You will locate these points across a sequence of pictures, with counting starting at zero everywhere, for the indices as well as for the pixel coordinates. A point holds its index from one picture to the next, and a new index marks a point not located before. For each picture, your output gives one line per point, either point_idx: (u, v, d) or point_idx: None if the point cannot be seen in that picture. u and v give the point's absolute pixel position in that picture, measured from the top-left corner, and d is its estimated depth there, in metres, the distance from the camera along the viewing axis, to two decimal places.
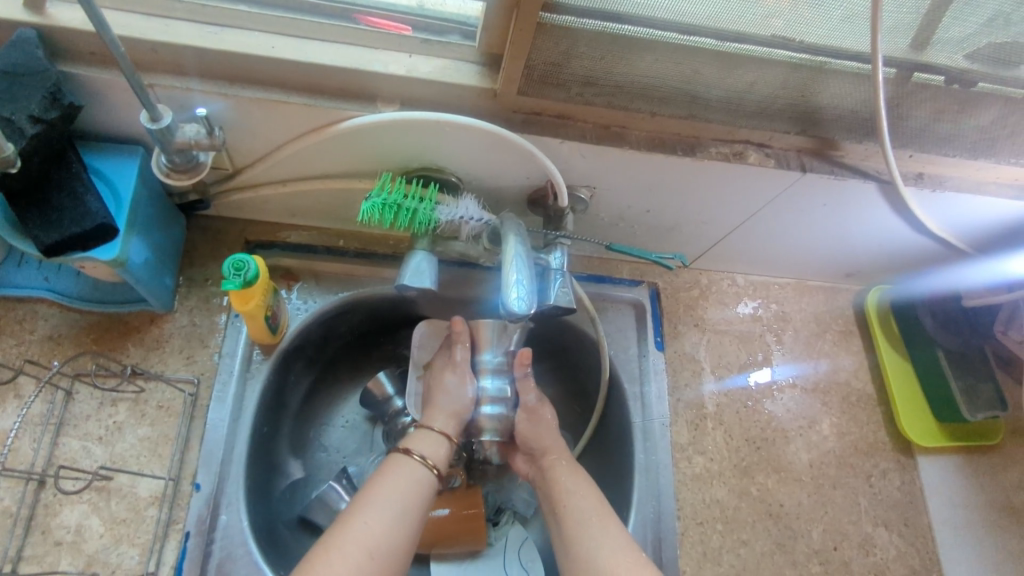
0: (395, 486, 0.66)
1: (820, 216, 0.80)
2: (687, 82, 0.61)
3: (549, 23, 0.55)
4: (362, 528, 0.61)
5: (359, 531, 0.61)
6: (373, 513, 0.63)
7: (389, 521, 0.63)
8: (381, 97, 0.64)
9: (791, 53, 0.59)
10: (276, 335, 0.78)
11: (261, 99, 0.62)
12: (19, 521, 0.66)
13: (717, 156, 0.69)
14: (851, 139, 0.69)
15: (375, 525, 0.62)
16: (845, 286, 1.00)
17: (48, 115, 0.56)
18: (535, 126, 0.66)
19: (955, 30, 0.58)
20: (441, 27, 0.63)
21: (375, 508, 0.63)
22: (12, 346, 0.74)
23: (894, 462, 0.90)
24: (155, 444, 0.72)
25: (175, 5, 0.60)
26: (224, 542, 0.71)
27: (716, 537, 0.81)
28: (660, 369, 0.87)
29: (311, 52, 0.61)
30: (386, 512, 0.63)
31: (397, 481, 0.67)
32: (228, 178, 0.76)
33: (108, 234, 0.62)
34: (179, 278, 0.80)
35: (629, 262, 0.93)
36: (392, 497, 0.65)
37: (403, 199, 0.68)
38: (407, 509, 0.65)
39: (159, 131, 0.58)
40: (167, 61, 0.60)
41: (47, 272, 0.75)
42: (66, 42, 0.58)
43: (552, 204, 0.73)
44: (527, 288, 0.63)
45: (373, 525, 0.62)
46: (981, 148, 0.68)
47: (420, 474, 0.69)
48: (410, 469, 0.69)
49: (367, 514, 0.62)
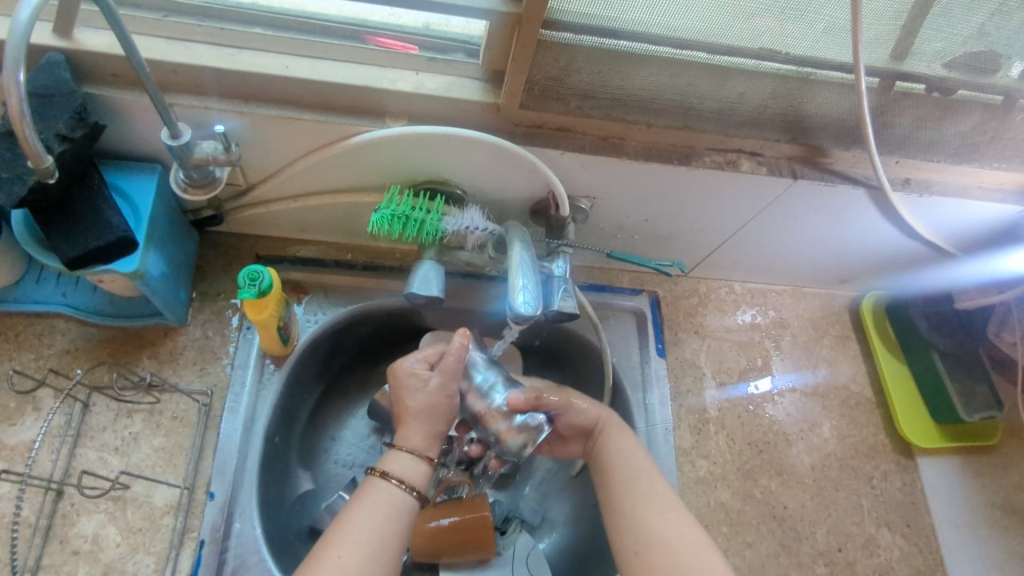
0: (367, 513, 0.62)
1: (814, 222, 0.82)
2: (681, 94, 0.65)
3: (548, 39, 0.59)
4: (334, 564, 0.57)
5: (332, 566, 0.57)
6: (346, 547, 0.58)
7: (365, 553, 0.59)
8: (390, 113, 0.67)
9: (778, 65, 0.62)
10: (288, 345, 0.80)
11: (275, 116, 0.65)
12: (38, 531, 0.68)
13: (711, 165, 0.72)
14: (839, 147, 0.71)
15: (347, 559, 0.58)
16: (840, 292, 1.02)
17: (74, 133, 0.59)
18: (537, 139, 0.69)
19: (932, 42, 0.61)
20: (445, 46, 0.67)
21: (349, 540, 0.59)
22: (31, 359, 0.76)
23: (895, 463, 0.91)
24: (170, 454, 0.74)
25: (195, 29, 0.63)
26: (239, 549, 0.71)
27: (722, 540, 0.82)
28: (662, 376, 0.89)
29: (322, 70, 0.64)
30: (360, 544, 0.59)
31: (367, 509, 0.62)
32: (241, 195, 0.79)
33: (127, 248, 0.65)
34: (192, 292, 0.82)
35: (629, 272, 0.95)
36: (371, 518, 0.61)
37: (411, 211, 0.70)
38: (379, 531, 0.61)
39: (178, 147, 0.61)
40: (187, 82, 0.63)
41: (65, 288, 0.78)
42: (91, 66, 0.62)
43: (554, 214, 0.77)
44: (533, 292, 0.65)
45: (346, 562, 0.58)
46: (964, 153, 0.71)
47: (397, 497, 0.64)
48: (386, 492, 0.64)
49: (340, 547, 0.58)
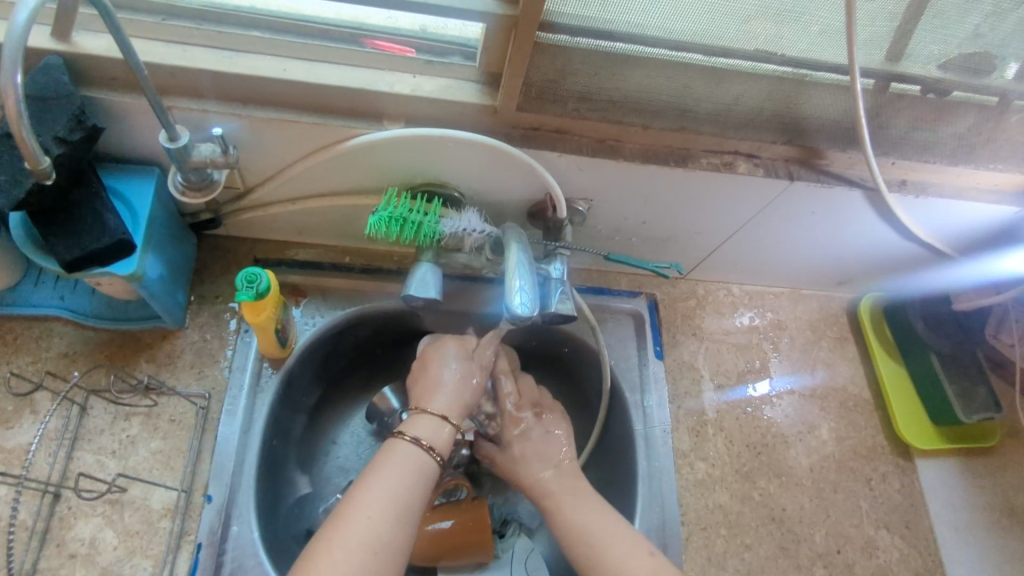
0: (389, 476, 0.62)
1: (811, 224, 0.82)
2: (678, 96, 0.65)
3: (544, 41, 0.59)
4: (363, 525, 0.57)
5: (360, 528, 0.57)
6: (374, 508, 0.59)
7: (391, 514, 0.59)
8: (387, 115, 0.67)
9: (774, 67, 0.63)
10: (286, 347, 0.80)
11: (273, 119, 0.65)
12: (35, 535, 0.68)
13: (708, 166, 0.72)
14: (835, 149, 0.72)
15: (374, 518, 0.58)
16: (838, 294, 1.02)
17: (72, 136, 0.59)
18: (534, 141, 0.69)
19: (927, 44, 0.62)
20: (442, 49, 0.67)
21: (375, 502, 0.59)
22: (28, 363, 0.76)
23: (894, 465, 0.91)
24: (167, 457, 0.74)
25: (193, 32, 0.63)
26: (236, 553, 0.71)
27: (721, 542, 0.82)
28: (660, 378, 0.89)
29: (320, 73, 0.64)
30: (384, 506, 0.59)
31: (390, 472, 0.62)
32: (239, 199, 0.79)
33: (125, 251, 0.65)
34: (190, 295, 0.82)
35: (627, 274, 0.95)
36: (393, 483, 0.61)
37: (408, 213, 0.71)
38: (403, 493, 0.61)
39: (176, 149, 0.62)
40: (185, 85, 0.64)
41: (63, 291, 0.78)
42: (89, 69, 0.62)
43: (551, 216, 0.76)
44: (531, 294, 0.65)
45: (374, 522, 0.58)
46: (960, 154, 0.71)
47: (422, 461, 0.64)
48: (410, 457, 0.64)
49: (367, 510, 0.58)
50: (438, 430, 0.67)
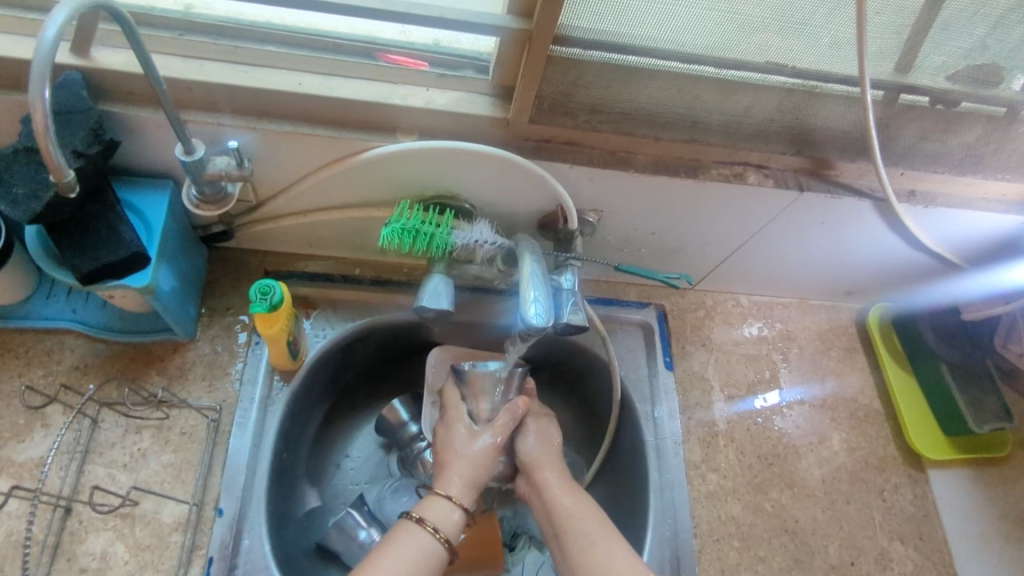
0: (397, 559, 0.61)
1: (820, 234, 0.83)
2: (688, 108, 0.65)
3: (557, 55, 0.60)
4: None
5: None
6: None
7: None
8: (401, 128, 0.68)
9: (784, 79, 0.63)
10: (297, 359, 0.80)
11: (287, 132, 0.66)
12: (45, 549, 0.67)
13: (718, 177, 0.72)
14: (845, 159, 0.72)
15: None
16: (846, 304, 1.03)
17: (90, 150, 0.60)
18: (545, 153, 0.70)
19: (934, 56, 0.62)
20: (455, 63, 0.68)
21: None
22: (40, 376, 0.76)
23: (906, 476, 0.91)
24: (179, 470, 0.74)
25: (209, 47, 0.64)
26: (247, 567, 0.71)
27: (734, 554, 0.81)
28: (671, 389, 0.89)
29: (334, 86, 0.65)
30: None
31: (400, 552, 0.62)
32: (252, 211, 0.79)
33: (139, 263, 0.66)
34: (201, 308, 0.83)
35: (636, 286, 0.96)
36: (410, 566, 0.61)
37: (421, 225, 0.71)
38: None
39: (192, 162, 0.62)
40: (201, 99, 0.64)
41: (75, 304, 0.78)
42: (107, 84, 0.62)
43: (562, 227, 0.76)
44: (545, 304, 0.66)
45: None
46: (968, 164, 0.72)
47: (426, 543, 0.63)
48: (416, 536, 0.64)
49: None
50: (452, 512, 0.67)
